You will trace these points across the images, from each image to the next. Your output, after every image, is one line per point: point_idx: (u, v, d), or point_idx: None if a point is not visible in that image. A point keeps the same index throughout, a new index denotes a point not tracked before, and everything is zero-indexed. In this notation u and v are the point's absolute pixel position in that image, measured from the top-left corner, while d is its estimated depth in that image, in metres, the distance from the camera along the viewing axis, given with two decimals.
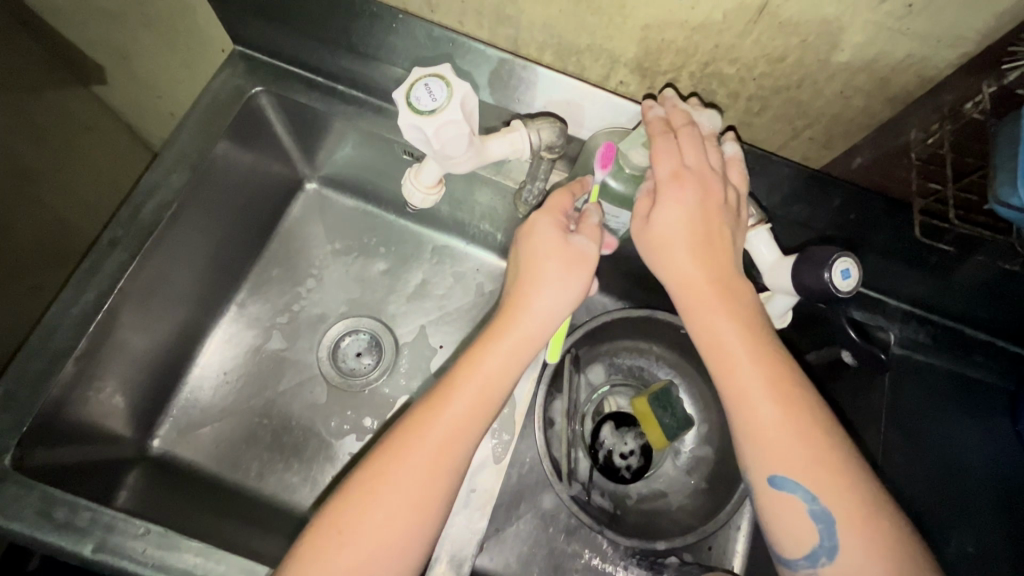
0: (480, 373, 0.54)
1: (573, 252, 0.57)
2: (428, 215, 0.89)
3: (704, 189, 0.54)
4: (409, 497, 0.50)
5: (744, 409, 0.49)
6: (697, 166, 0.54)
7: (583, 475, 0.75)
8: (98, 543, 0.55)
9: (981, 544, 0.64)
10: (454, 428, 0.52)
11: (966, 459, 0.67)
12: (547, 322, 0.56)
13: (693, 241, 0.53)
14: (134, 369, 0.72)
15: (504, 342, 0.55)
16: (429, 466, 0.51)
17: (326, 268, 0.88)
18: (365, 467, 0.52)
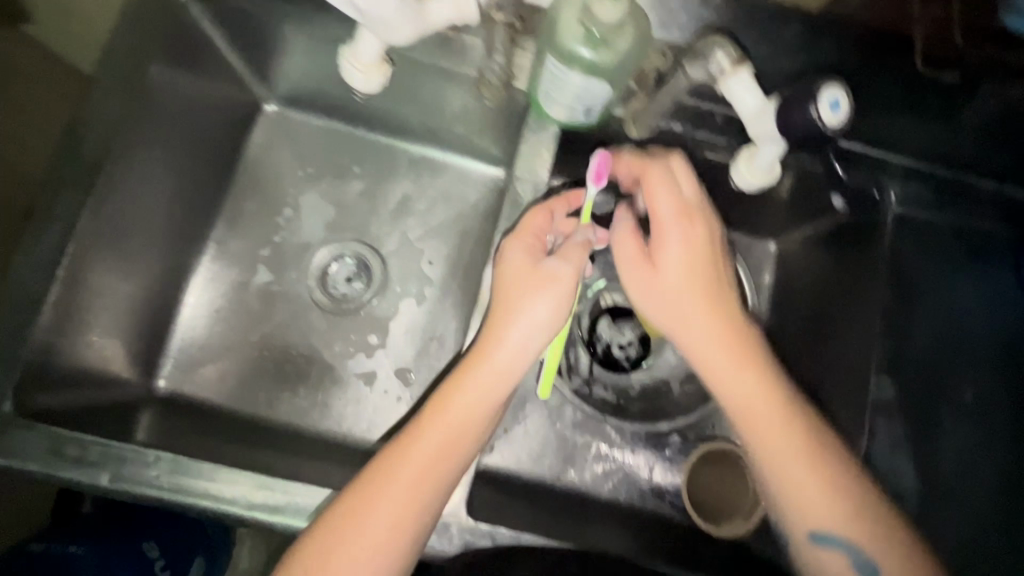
0: (460, 402, 0.56)
1: (548, 280, 0.57)
2: (399, 126, 0.84)
3: (705, 240, 0.59)
4: (399, 511, 0.53)
5: (748, 416, 0.57)
6: (695, 197, 0.59)
7: (582, 371, 0.77)
8: (113, 473, 0.56)
9: (981, 393, 0.63)
10: (435, 451, 0.55)
11: (971, 316, 0.65)
12: (521, 351, 0.56)
13: (687, 271, 0.58)
14: (121, 314, 0.71)
15: (474, 376, 0.56)
16: (412, 488, 0.54)
17: (301, 196, 0.85)
18: (358, 486, 0.54)
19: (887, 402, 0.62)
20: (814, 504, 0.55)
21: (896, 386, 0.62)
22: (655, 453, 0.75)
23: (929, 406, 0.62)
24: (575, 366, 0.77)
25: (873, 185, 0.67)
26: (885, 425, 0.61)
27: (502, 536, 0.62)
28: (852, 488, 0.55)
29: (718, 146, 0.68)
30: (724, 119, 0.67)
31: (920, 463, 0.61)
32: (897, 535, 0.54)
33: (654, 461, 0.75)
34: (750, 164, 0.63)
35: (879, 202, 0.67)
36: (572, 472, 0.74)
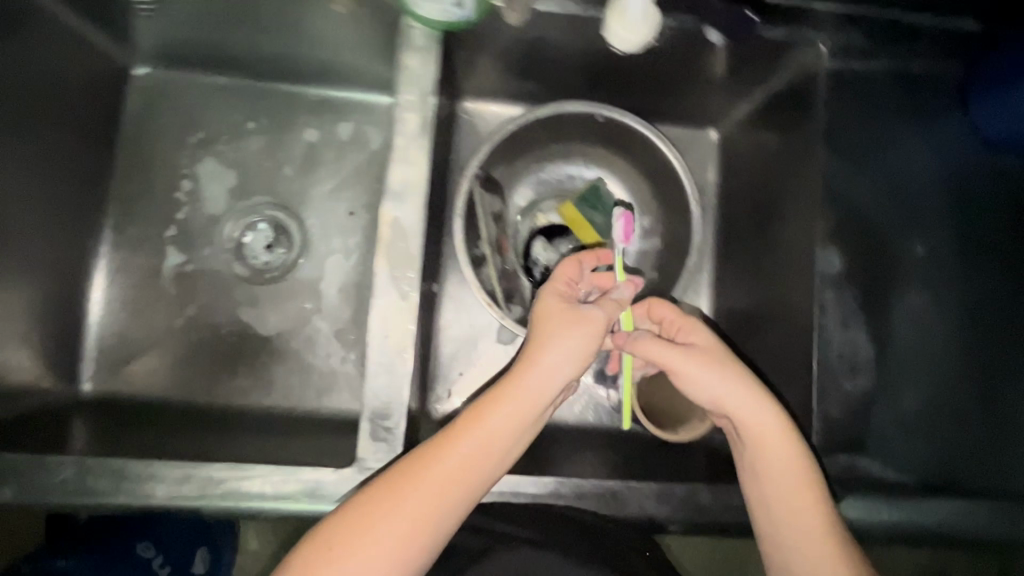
0: (488, 429, 0.47)
1: (585, 320, 0.50)
2: (285, 68, 0.76)
3: (729, 361, 0.52)
4: (392, 548, 0.43)
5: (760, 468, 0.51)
6: (685, 322, 0.57)
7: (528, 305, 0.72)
8: (19, 486, 0.49)
9: (933, 246, 0.59)
10: (452, 473, 0.45)
11: (919, 169, 0.60)
12: (555, 373, 0.49)
13: (734, 375, 0.51)
14: (21, 319, 0.65)
15: (512, 399, 0.48)
16: (413, 518, 0.44)
17: (197, 164, 0.78)
18: (356, 505, 0.45)
19: (836, 274, 0.58)
20: None
21: (843, 255, 0.58)
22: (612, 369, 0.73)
23: (880, 274, 0.58)
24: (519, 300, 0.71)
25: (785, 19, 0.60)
26: (836, 300, 0.57)
27: None
28: None
29: None
30: None
31: (874, 334, 0.57)
32: None
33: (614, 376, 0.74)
34: (622, 18, 0.59)
35: (794, 40, 0.61)
36: None
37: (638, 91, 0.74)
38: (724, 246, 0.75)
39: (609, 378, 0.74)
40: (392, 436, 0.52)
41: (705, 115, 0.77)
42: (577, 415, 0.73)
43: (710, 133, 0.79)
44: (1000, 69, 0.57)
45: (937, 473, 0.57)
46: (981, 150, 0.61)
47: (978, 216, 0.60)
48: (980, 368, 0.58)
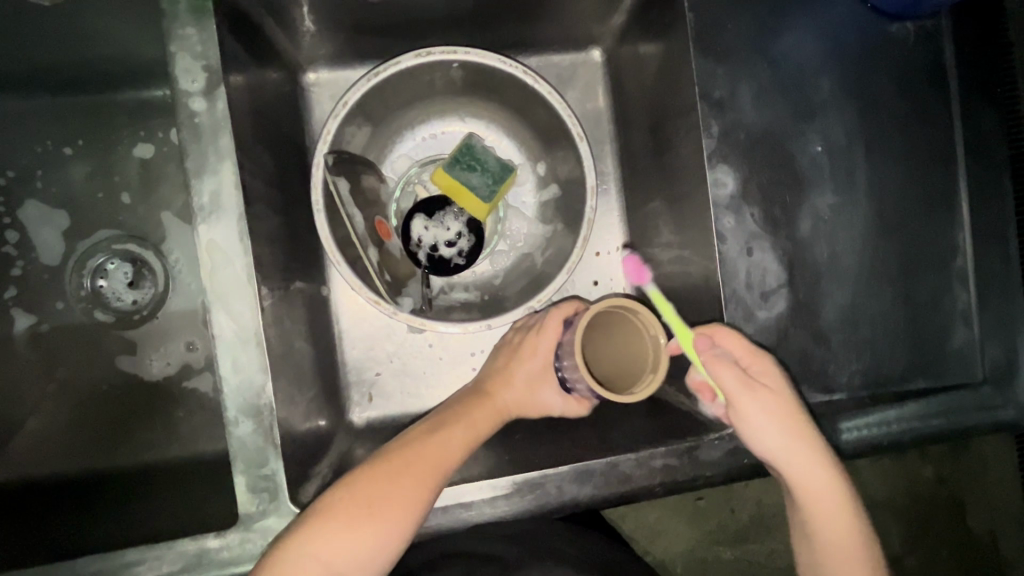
0: (471, 426, 0.52)
1: (540, 391, 0.57)
2: (83, 76, 0.64)
3: (785, 397, 0.48)
4: (363, 549, 0.45)
5: (805, 490, 0.49)
6: (757, 361, 0.49)
7: (423, 295, 0.66)
8: None
9: (831, 140, 0.53)
10: (436, 460, 0.49)
11: (807, 55, 0.53)
12: (520, 406, 0.57)
13: (799, 424, 0.47)
14: None
15: (485, 406, 0.55)
16: (393, 516, 0.46)
17: (20, 208, 0.67)
18: (331, 500, 0.46)
19: (731, 195, 0.52)
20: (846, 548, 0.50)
21: (736, 170, 0.52)
22: None
23: (784, 185, 0.52)
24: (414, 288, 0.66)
25: None
26: (735, 221, 0.52)
27: None
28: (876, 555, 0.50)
29: None
30: None
31: (781, 249, 0.52)
32: None
33: None
34: None
35: None
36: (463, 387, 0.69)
37: (495, 19, 0.64)
38: (626, 177, 0.68)
39: None
40: (273, 482, 0.47)
41: (578, 36, 0.67)
42: None
43: (592, 54, 0.69)
44: None
45: (867, 383, 0.54)
46: (875, 21, 0.54)
47: (882, 97, 0.54)
48: (899, 260, 0.54)
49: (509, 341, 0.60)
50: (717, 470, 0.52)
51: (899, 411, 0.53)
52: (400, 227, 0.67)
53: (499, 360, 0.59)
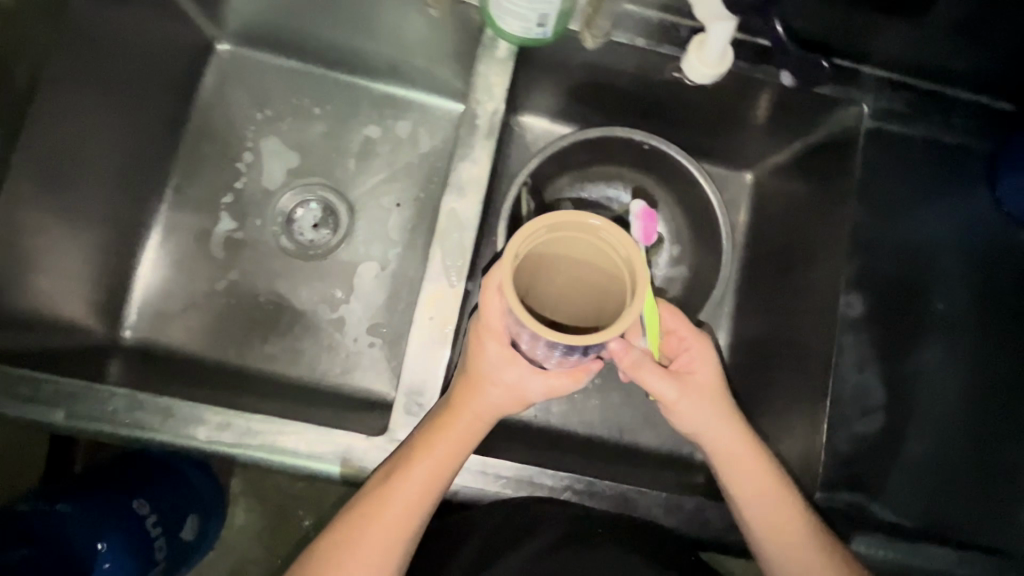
0: (438, 455, 0.52)
1: (514, 386, 0.52)
2: (356, 62, 0.80)
3: (712, 390, 0.57)
4: (382, 553, 0.51)
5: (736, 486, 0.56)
6: (697, 342, 0.58)
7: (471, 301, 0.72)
8: (69, 411, 0.52)
9: (952, 303, 0.62)
10: (415, 494, 0.52)
11: (942, 234, 0.63)
12: (498, 404, 0.53)
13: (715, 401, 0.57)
14: (82, 262, 0.69)
15: (457, 422, 0.52)
16: (394, 526, 0.52)
17: (262, 139, 0.82)
18: (352, 508, 0.52)
19: (856, 318, 0.61)
20: None
21: (866, 301, 0.61)
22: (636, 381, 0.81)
23: (900, 326, 0.61)
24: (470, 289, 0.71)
25: (841, 82, 0.63)
26: (854, 342, 0.61)
27: (469, 478, 0.56)
28: None
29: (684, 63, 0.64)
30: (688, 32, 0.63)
31: (887, 378, 0.60)
32: None
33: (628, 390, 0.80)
34: (702, 51, 0.56)
35: (845, 99, 0.64)
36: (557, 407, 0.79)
37: (686, 129, 0.76)
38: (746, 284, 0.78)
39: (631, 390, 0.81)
40: (423, 411, 0.56)
41: (742, 159, 0.79)
42: (586, 425, 0.79)
43: (743, 176, 0.81)
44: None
45: (926, 526, 0.59)
46: (1005, 222, 0.64)
47: (997, 282, 0.63)
48: (983, 427, 0.61)
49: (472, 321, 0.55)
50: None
51: (944, 551, 0.58)
52: None
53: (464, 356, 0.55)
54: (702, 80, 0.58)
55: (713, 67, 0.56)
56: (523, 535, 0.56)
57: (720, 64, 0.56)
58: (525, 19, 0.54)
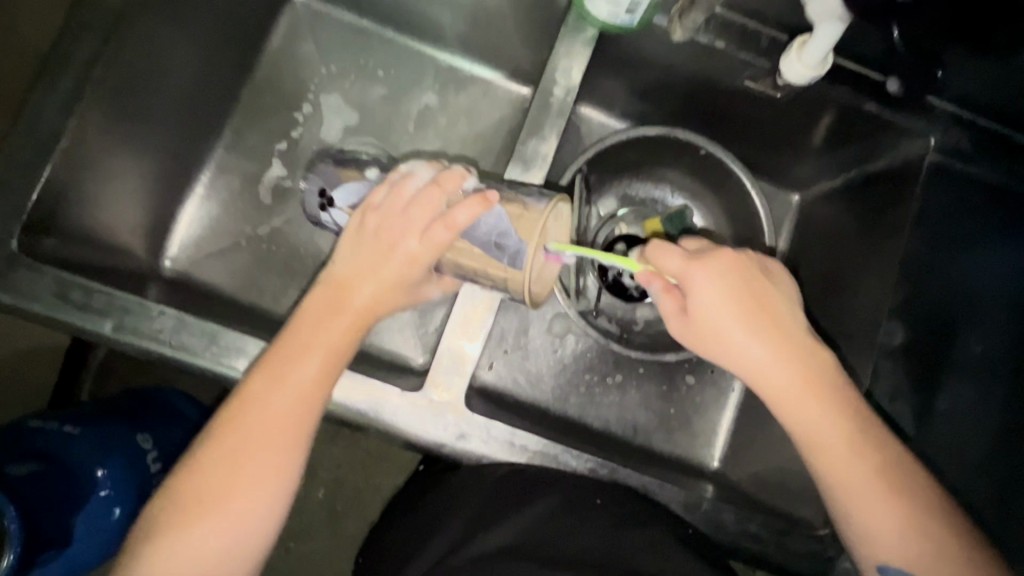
0: (327, 348, 0.51)
1: (402, 284, 0.52)
2: (427, 30, 0.80)
3: (740, 302, 0.54)
4: (276, 453, 0.50)
5: (813, 437, 0.54)
6: (689, 274, 0.54)
7: (318, 218, 0.65)
8: (117, 324, 0.54)
9: (994, 345, 0.60)
10: (299, 396, 0.50)
11: (992, 275, 0.61)
12: (389, 302, 0.52)
13: (749, 326, 0.54)
14: (137, 186, 0.70)
15: (342, 318, 0.51)
16: (281, 429, 0.50)
17: (322, 93, 0.82)
18: (235, 402, 0.50)
19: (893, 346, 0.63)
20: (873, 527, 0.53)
21: (906, 330, 0.63)
22: (662, 381, 0.81)
23: (934, 360, 0.62)
24: (319, 203, 0.64)
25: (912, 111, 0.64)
26: None
27: (496, 445, 0.56)
28: (913, 530, 0.52)
29: (759, 73, 0.64)
30: (770, 42, 0.63)
31: (916, 411, 0.63)
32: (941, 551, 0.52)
33: (651, 390, 0.81)
34: (803, 48, 0.57)
35: (916, 126, 0.64)
36: (577, 398, 0.80)
37: (744, 139, 0.76)
38: None
39: (655, 393, 0.81)
40: (460, 374, 0.57)
41: (797, 179, 0.79)
42: (605, 420, 0.79)
43: (790, 196, 0.82)
44: None
45: None
46: None
47: None
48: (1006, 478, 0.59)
49: (364, 230, 0.52)
50: (782, 557, 0.58)
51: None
52: (601, 249, 0.79)
53: (355, 259, 0.52)
54: (799, 80, 0.60)
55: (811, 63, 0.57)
56: (523, 500, 0.55)
57: (818, 66, 0.57)
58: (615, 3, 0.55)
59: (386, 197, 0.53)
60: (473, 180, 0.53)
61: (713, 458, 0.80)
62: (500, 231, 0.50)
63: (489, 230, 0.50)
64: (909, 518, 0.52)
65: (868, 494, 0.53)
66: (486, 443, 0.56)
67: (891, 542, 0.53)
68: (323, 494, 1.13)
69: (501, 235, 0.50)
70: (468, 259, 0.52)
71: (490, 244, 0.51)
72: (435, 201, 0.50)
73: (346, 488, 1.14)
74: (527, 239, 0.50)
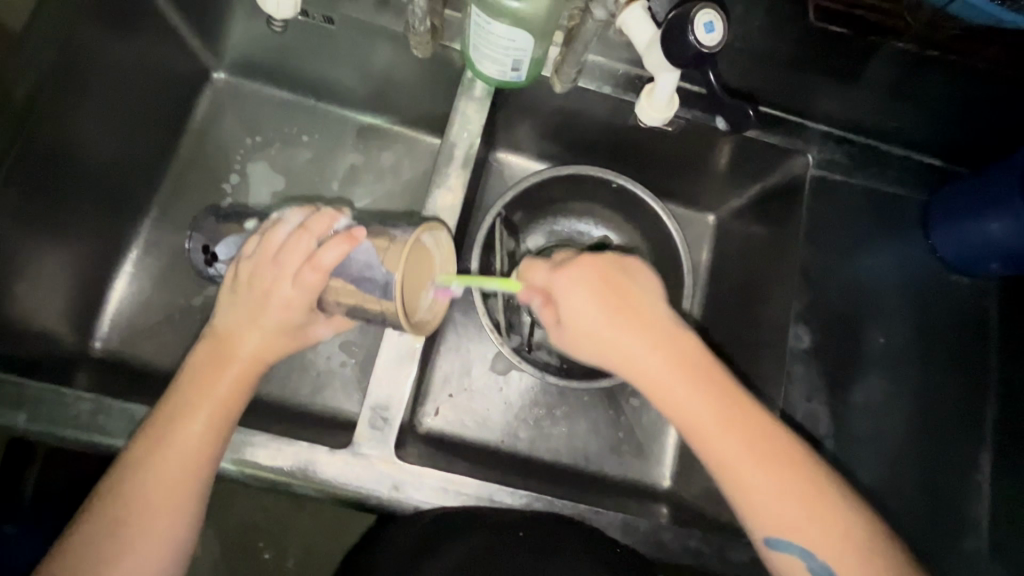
0: (211, 399, 0.52)
1: (281, 328, 0.53)
2: (345, 95, 0.84)
3: (609, 298, 0.56)
4: (166, 513, 0.50)
5: (696, 437, 0.55)
6: (553, 284, 0.57)
7: (206, 273, 0.68)
8: (31, 414, 0.53)
9: (891, 338, 0.67)
10: (192, 449, 0.50)
11: (881, 275, 0.69)
12: (272, 349, 0.53)
13: (614, 320, 0.56)
14: (58, 271, 0.70)
15: (226, 368, 0.52)
16: (173, 486, 0.50)
17: (250, 162, 0.84)
18: (122, 465, 0.50)
19: (805, 350, 0.66)
20: (768, 521, 0.53)
21: (813, 332, 0.66)
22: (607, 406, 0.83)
23: (843, 360, 0.66)
24: (205, 259, 0.66)
25: (783, 133, 0.69)
26: (803, 371, 0.65)
27: (429, 492, 0.57)
28: (807, 519, 0.53)
29: None
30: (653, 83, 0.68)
31: (833, 407, 0.65)
32: (832, 536, 0.52)
33: (597, 418, 0.82)
34: (651, 97, 0.63)
35: (796, 146, 0.70)
36: (523, 433, 0.81)
37: (651, 170, 0.81)
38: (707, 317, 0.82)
39: (600, 422, 0.82)
40: (388, 426, 0.57)
41: (703, 202, 0.84)
42: (553, 451, 0.80)
43: (705, 218, 0.85)
44: (963, 203, 0.65)
45: None
46: (936, 262, 0.70)
47: (929, 313, 0.68)
48: (920, 453, 0.65)
49: (240, 281, 0.53)
50: (723, 569, 0.59)
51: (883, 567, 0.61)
52: None
53: (234, 311, 0.53)
54: (654, 125, 0.66)
55: (661, 107, 0.62)
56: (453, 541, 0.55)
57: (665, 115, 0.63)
58: (498, 62, 0.59)
59: (258, 246, 0.54)
60: (344, 219, 0.53)
61: (664, 478, 0.82)
62: (369, 266, 0.50)
63: (359, 267, 0.50)
64: (803, 510, 0.53)
65: (755, 487, 0.54)
66: (419, 490, 0.56)
67: (787, 535, 0.53)
68: (291, 564, 1.09)
69: (368, 271, 0.50)
70: (347, 296, 0.52)
71: (362, 279, 0.51)
72: (303, 245, 0.50)
73: (314, 554, 1.10)
74: (394, 271, 0.49)
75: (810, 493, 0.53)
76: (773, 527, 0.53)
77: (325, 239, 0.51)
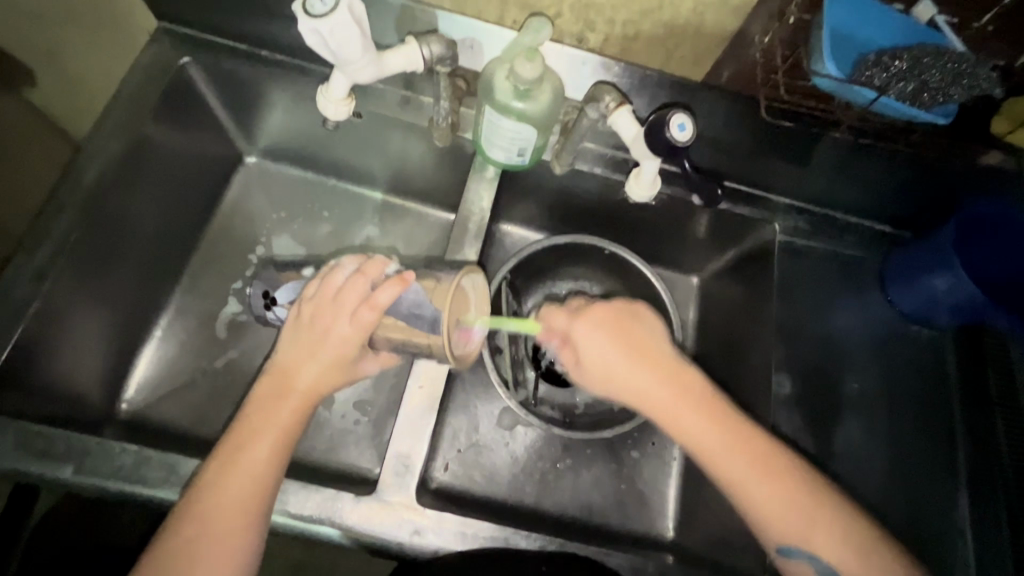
0: (274, 428, 0.57)
1: (336, 363, 0.58)
2: (364, 176, 0.94)
3: (623, 339, 0.64)
4: (233, 537, 0.53)
5: (710, 458, 0.61)
6: (570, 328, 0.64)
7: (264, 315, 0.76)
8: (78, 466, 0.57)
9: (863, 384, 0.74)
10: (256, 476, 0.55)
11: (848, 327, 0.77)
12: (327, 382, 0.58)
13: (628, 358, 0.63)
14: (98, 335, 0.75)
15: (286, 399, 0.57)
16: (238, 513, 0.54)
17: (274, 235, 0.92)
18: (191, 494, 0.54)
19: (786, 395, 0.73)
20: (778, 530, 0.59)
21: (793, 379, 0.73)
22: (610, 456, 0.86)
23: (821, 404, 0.73)
24: (265, 303, 0.74)
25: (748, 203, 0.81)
26: (786, 415, 0.72)
27: (449, 535, 0.60)
28: (811, 529, 0.59)
29: None
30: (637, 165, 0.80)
31: (816, 448, 0.71)
32: (834, 542, 0.59)
33: (602, 470, 0.86)
34: (638, 178, 0.74)
35: (763, 215, 0.80)
36: (531, 485, 0.84)
37: (640, 238, 0.90)
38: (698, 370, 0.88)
39: (604, 474, 0.86)
40: (409, 473, 0.62)
41: (687, 265, 0.92)
42: (561, 503, 0.83)
43: (690, 279, 0.93)
44: (908, 262, 0.75)
45: None
46: (897, 314, 0.78)
47: (896, 359, 0.76)
48: (902, 492, 0.70)
49: (300, 321, 0.59)
50: None
51: None
52: (532, 343, 0.89)
53: (294, 347, 0.58)
54: (641, 200, 0.76)
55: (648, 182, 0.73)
56: None
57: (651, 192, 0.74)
58: (506, 149, 0.69)
59: (317, 288, 0.59)
60: (393, 264, 0.59)
61: (667, 529, 0.84)
62: (418, 303, 0.57)
63: (410, 305, 0.57)
64: (806, 521, 0.59)
65: (767, 500, 0.59)
66: (439, 534, 0.60)
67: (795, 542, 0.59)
68: None
69: (418, 308, 0.57)
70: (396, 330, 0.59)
71: (411, 317, 0.57)
72: (359, 286, 0.57)
73: None
74: (441, 308, 0.56)
75: (813, 505, 0.59)
76: (784, 535, 0.59)
77: (378, 281, 0.57)
